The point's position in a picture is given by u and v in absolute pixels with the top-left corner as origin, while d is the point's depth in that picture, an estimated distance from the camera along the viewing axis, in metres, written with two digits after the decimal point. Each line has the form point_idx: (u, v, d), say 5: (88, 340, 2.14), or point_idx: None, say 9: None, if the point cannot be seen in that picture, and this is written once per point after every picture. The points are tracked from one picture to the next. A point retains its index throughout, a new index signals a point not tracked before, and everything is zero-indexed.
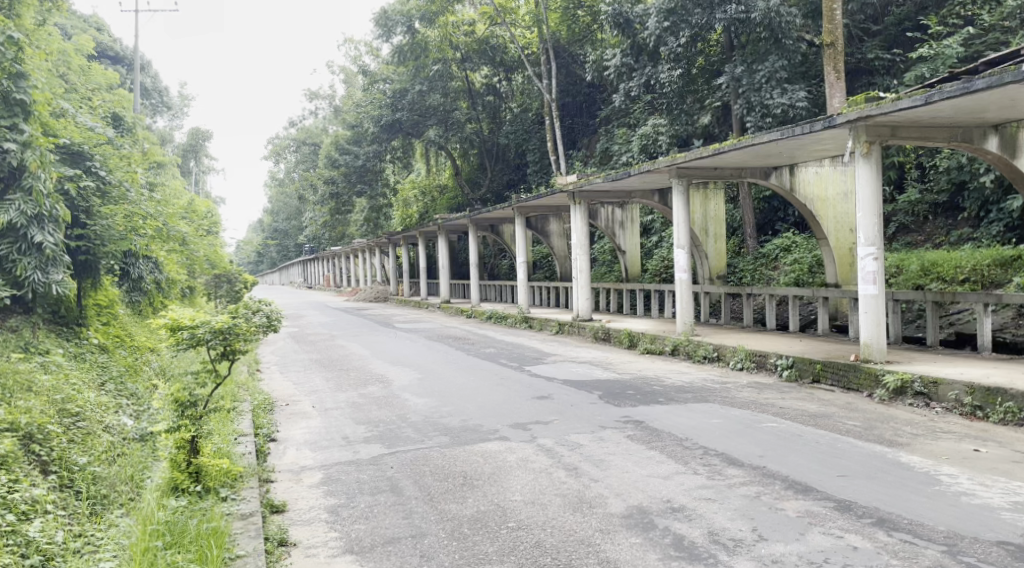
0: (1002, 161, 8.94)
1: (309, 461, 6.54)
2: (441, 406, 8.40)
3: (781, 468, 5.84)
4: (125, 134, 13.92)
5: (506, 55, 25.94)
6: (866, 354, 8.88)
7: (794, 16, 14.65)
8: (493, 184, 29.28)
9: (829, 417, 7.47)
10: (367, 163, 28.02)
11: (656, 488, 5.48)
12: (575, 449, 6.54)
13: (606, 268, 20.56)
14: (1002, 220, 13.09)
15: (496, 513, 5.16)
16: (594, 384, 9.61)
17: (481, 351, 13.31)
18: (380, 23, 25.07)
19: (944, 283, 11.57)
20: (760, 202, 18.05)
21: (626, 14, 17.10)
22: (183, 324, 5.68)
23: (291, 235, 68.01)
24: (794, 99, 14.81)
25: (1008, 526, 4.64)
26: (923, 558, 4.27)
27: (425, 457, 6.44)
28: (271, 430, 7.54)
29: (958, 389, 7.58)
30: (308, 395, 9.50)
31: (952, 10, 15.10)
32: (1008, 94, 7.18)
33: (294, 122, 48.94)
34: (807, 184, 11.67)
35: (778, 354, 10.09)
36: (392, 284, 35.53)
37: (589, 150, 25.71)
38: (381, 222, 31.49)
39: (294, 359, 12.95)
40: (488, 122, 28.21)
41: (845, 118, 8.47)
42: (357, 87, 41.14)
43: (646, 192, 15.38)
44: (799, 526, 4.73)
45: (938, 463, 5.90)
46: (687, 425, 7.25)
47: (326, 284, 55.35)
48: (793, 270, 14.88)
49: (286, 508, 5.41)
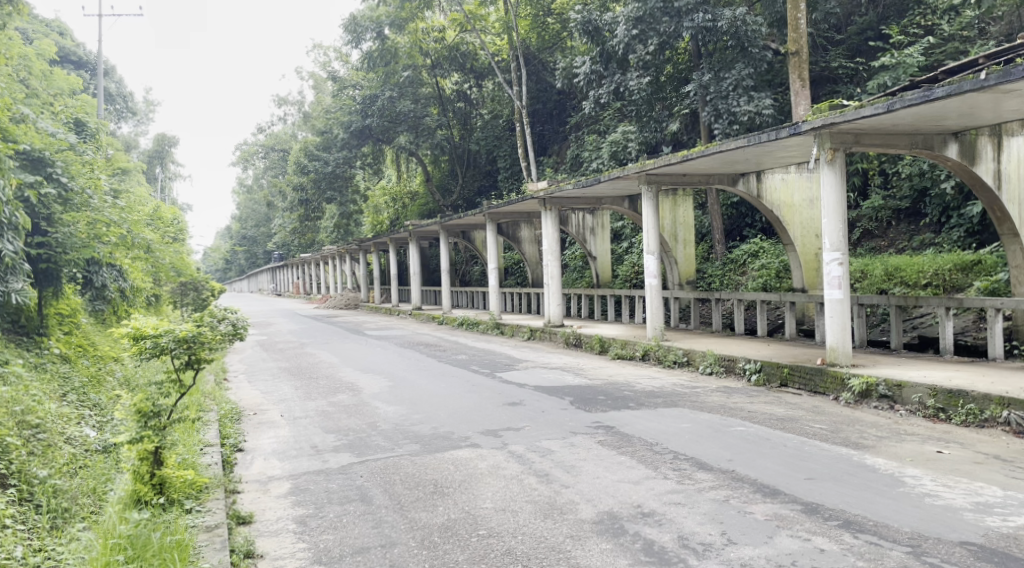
0: (964, 169, 9.05)
1: (277, 471, 6.46)
2: (412, 414, 8.35)
3: (750, 471, 5.88)
4: (88, 140, 13.67)
5: (476, 61, 26.14)
6: (832, 358, 8.98)
7: (759, 25, 14.92)
8: (465, 191, 29.18)
9: (796, 421, 7.56)
10: (337, 170, 27.81)
11: (627, 494, 5.49)
12: (546, 455, 6.53)
13: (578, 275, 20.69)
14: (963, 225, 13.32)
15: (466, 521, 5.14)
16: (565, 389, 9.64)
17: (453, 357, 13.26)
18: (349, 29, 24.98)
19: (908, 288, 11.80)
20: (728, 208, 18.32)
21: (594, 22, 17.17)
22: (146, 332, 5.58)
23: (259, 243, 67.42)
24: (760, 106, 14.98)
25: (971, 526, 4.72)
26: (888, 559, 4.32)
27: (395, 466, 6.40)
28: (238, 439, 7.44)
29: (921, 392, 7.70)
30: (277, 404, 9.39)
31: (912, 20, 15.44)
32: (966, 100, 7.28)
33: (263, 127, 48.60)
34: (774, 190, 11.85)
35: (746, 358, 10.19)
36: (364, 291, 35.28)
37: (560, 157, 25.84)
38: (351, 228, 31.39)
39: (263, 367, 12.83)
40: (458, 129, 28.20)
41: (811, 126, 8.57)
42: (327, 93, 41.06)
43: (615, 198, 15.43)
44: (768, 529, 4.78)
45: (902, 464, 6.00)
46: (657, 430, 7.29)
47: (296, 291, 54.82)
48: (761, 275, 15.07)
49: (253, 519, 5.33)
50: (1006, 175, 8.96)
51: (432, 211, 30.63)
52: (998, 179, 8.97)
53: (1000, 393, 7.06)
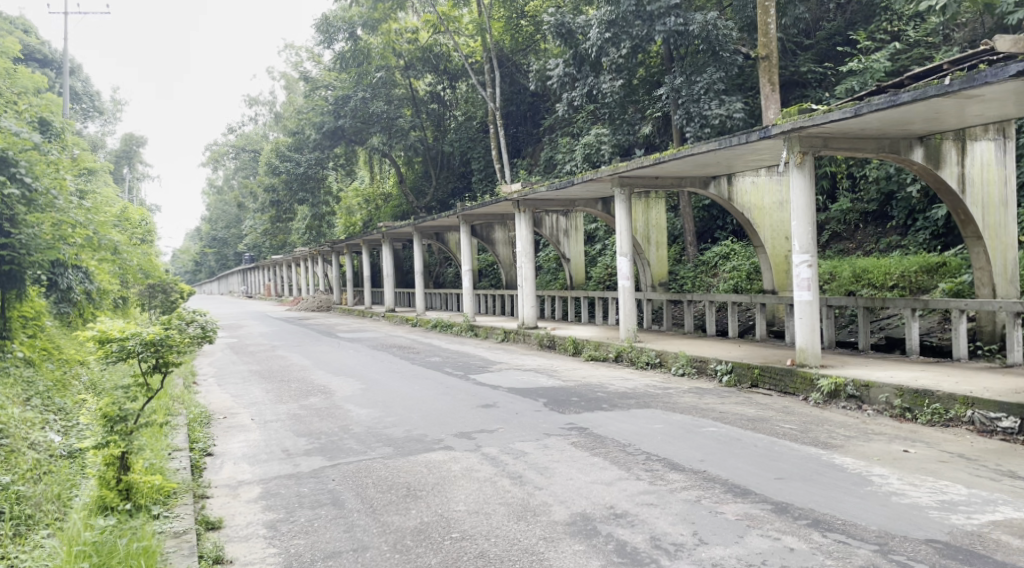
0: (929, 174, 9.19)
1: (247, 475, 6.39)
2: (385, 417, 8.30)
3: (721, 472, 5.93)
4: (53, 140, 13.48)
5: (450, 63, 26.10)
6: (802, 359, 9.10)
7: (730, 29, 15.09)
8: (438, 192, 29.11)
9: (767, 421, 7.64)
10: (309, 170, 27.59)
11: (600, 495, 5.50)
12: (519, 457, 6.54)
13: (552, 277, 20.74)
14: (928, 228, 13.57)
15: (439, 524, 5.12)
16: (538, 391, 9.65)
17: (426, 359, 13.21)
18: (321, 29, 24.94)
19: (875, 289, 11.99)
20: (699, 211, 18.50)
21: (568, 25, 17.24)
22: (112, 336, 5.48)
23: (230, 245, 66.72)
24: (731, 110, 15.16)
25: (936, 524, 4.80)
26: (856, 557, 4.38)
27: (367, 469, 6.36)
28: (207, 444, 7.35)
29: (888, 392, 7.82)
30: (247, 407, 9.28)
31: (880, 26, 15.73)
32: (932, 106, 7.43)
33: (233, 128, 48.13)
34: (744, 193, 11.98)
35: (717, 359, 10.28)
36: (336, 293, 35.02)
37: (534, 159, 25.89)
38: (323, 229, 31.16)
39: (233, 370, 12.68)
40: (432, 131, 28.15)
41: (780, 129, 8.69)
42: (298, 94, 40.77)
43: (589, 201, 15.57)
44: (738, 529, 4.83)
45: (869, 464, 6.09)
46: (629, 431, 7.33)
47: (268, 293, 54.23)
48: (732, 277, 15.21)
49: (222, 524, 5.27)
50: (969, 179, 9.16)
51: (406, 213, 30.47)
52: (962, 183, 9.16)
53: (964, 393, 7.18)
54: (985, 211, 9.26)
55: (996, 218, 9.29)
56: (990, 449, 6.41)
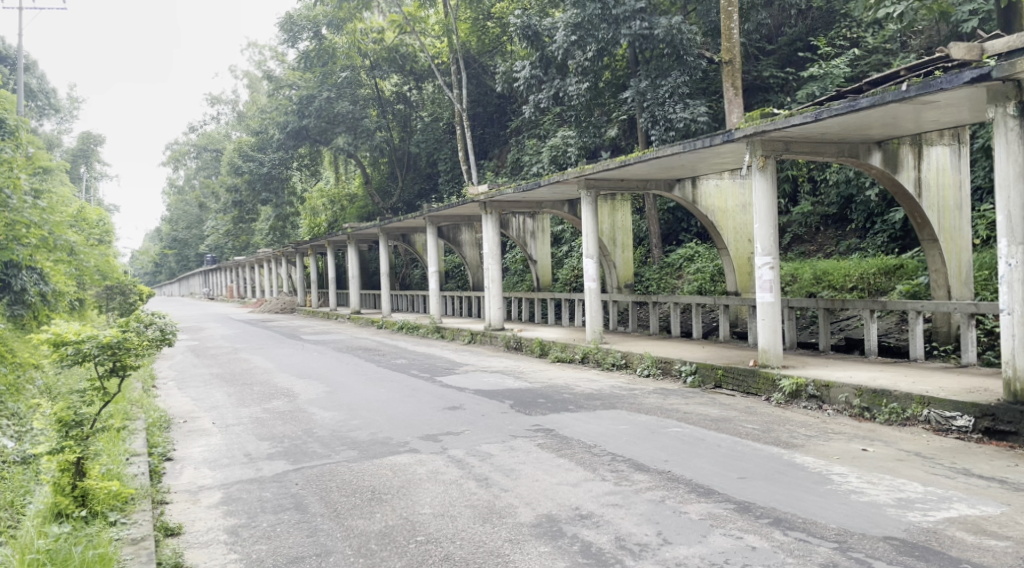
0: (887, 178, 9.37)
1: (208, 480, 6.29)
2: (350, 420, 8.24)
3: (685, 472, 5.98)
4: (6, 138, 13.07)
5: (416, 64, 26.03)
6: (764, 359, 9.21)
7: (694, 34, 15.21)
8: (404, 194, 28.99)
9: (730, 421, 7.73)
10: (272, 171, 27.27)
11: (566, 496, 5.52)
12: (485, 459, 6.52)
13: (518, 279, 20.78)
14: (886, 230, 13.86)
15: (404, 527, 5.08)
16: (505, 393, 9.63)
17: (392, 362, 13.12)
18: (285, 28, 24.82)
19: (835, 291, 12.21)
20: (664, 213, 18.67)
21: (534, 27, 17.25)
22: (67, 338, 5.35)
23: (191, 245, 65.64)
24: (695, 113, 15.29)
25: (893, 521, 4.90)
26: (817, 555, 4.43)
27: (331, 473, 6.29)
28: (167, 448, 7.22)
29: (847, 392, 7.96)
30: (208, 411, 9.13)
31: (839, 32, 16.04)
32: (889, 111, 7.59)
33: (194, 127, 47.50)
34: (709, 196, 12.11)
35: (681, 360, 10.37)
36: (301, 294, 34.63)
37: (501, 160, 25.95)
38: (287, 229, 30.82)
39: (194, 373, 12.48)
40: (398, 131, 28.01)
41: (743, 133, 8.80)
42: (262, 93, 40.33)
43: (555, 203, 15.63)
44: (702, 528, 4.87)
45: (830, 462, 6.19)
46: (595, 432, 7.36)
47: (230, 295, 53.45)
48: (697, 279, 15.37)
49: (182, 530, 5.18)
50: (926, 183, 9.38)
51: (371, 213, 30.23)
52: (919, 187, 9.36)
53: (921, 393, 7.33)
54: (941, 215, 9.48)
55: (951, 221, 9.53)
56: (946, 447, 6.55)
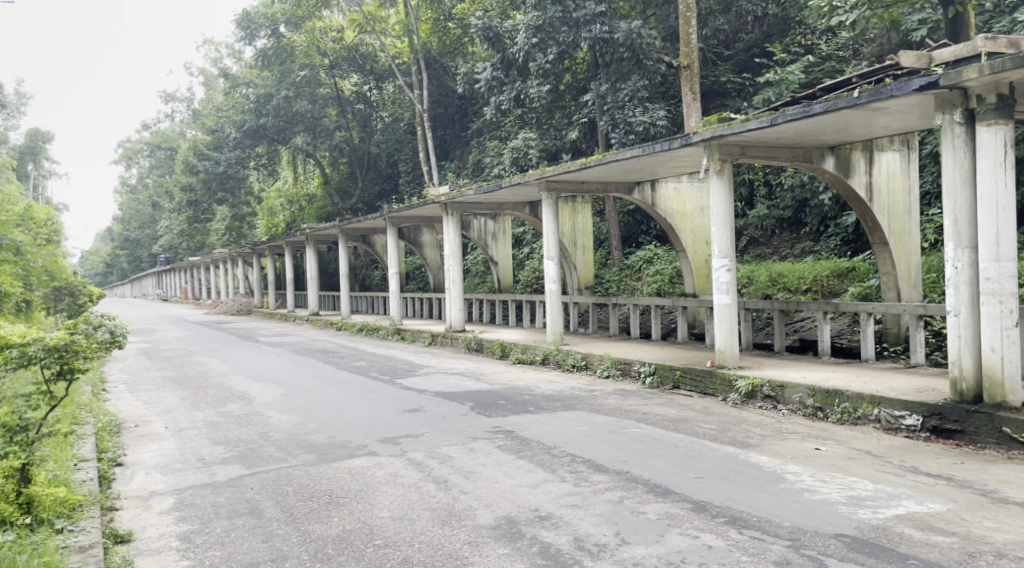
0: (840, 182, 9.56)
1: (160, 486, 6.15)
2: (307, 423, 8.13)
3: (643, 471, 6.04)
4: None
5: (376, 63, 25.84)
6: (721, 360, 9.32)
7: (653, 38, 15.37)
8: (364, 194, 28.78)
9: (687, 421, 7.81)
10: (229, 170, 26.82)
11: (525, 497, 5.53)
12: (445, 461, 6.49)
13: (479, 281, 20.76)
14: (839, 234, 14.21)
15: (362, 531, 5.03)
16: (466, 395, 9.60)
17: (351, 364, 12.98)
18: (242, 25, 24.32)
19: (790, 293, 12.43)
20: (624, 216, 18.91)
21: (495, 29, 17.26)
22: (11, 341, 5.19)
23: (143, 245, 64.24)
24: (655, 117, 15.47)
25: (844, 518, 5.00)
26: (771, 553, 4.50)
27: (288, 477, 6.21)
28: (117, 453, 7.05)
29: (802, 392, 8.12)
30: (160, 415, 8.93)
31: (794, 39, 16.37)
32: (842, 117, 7.74)
33: (148, 124, 46.61)
34: (667, 200, 12.24)
35: (640, 362, 10.45)
36: (257, 295, 34.11)
37: (462, 162, 25.97)
38: (244, 229, 30.34)
39: (147, 376, 12.21)
40: (358, 131, 27.81)
41: (701, 137, 8.91)
42: (218, 91, 39.71)
43: (516, 205, 15.67)
44: (659, 527, 4.92)
45: (784, 461, 6.29)
46: (555, 433, 7.37)
47: (184, 296, 52.43)
48: (656, 281, 15.52)
49: (132, 537, 5.06)
50: (876, 188, 9.60)
51: (330, 214, 29.97)
52: (870, 191, 9.57)
53: (871, 392, 7.50)
54: (891, 219, 9.71)
55: (901, 225, 9.77)
56: (896, 445, 6.71)
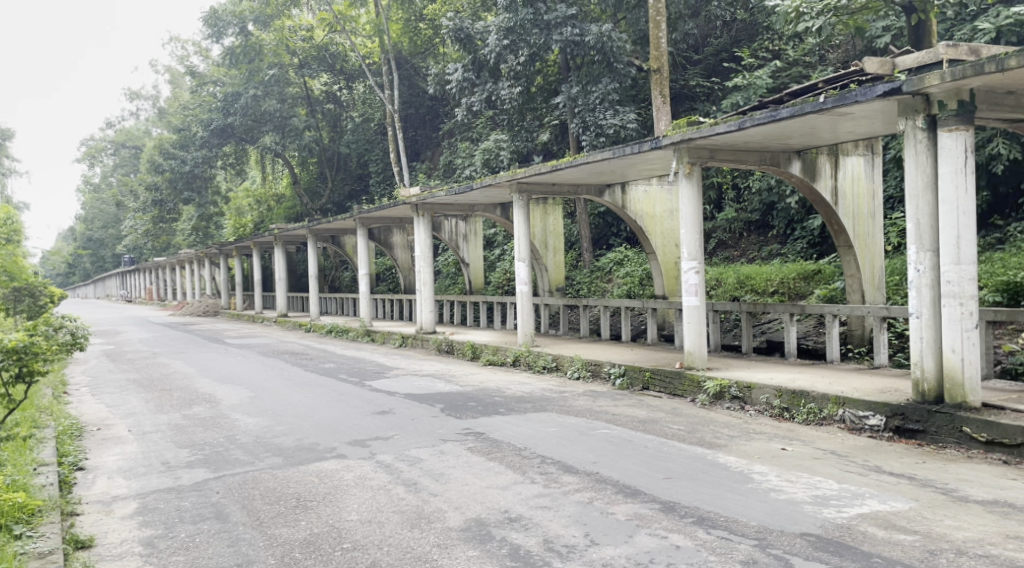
0: (806, 186, 9.70)
1: (123, 490, 6.04)
2: (275, 426, 8.04)
3: (612, 472, 6.06)
4: None
5: (346, 63, 25.63)
6: (690, 362, 9.39)
7: (624, 41, 15.46)
8: (334, 195, 28.59)
9: (656, 422, 7.86)
10: (195, 169, 26.39)
11: (494, 499, 5.52)
12: (414, 464, 6.46)
13: (450, 282, 20.70)
14: (806, 237, 14.45)
15: (330, 534, 4.99)
16: (436, 396, 9.57)
17: (320, 366, 12.86)
18: (210, 23, 24.21)
19: (757, 295, 12.57)
20: (595, 218, 19.05)
21: (467, 31, 17.34)
22: None
23: (107, 245, 63.15)
24: (625, 120, 15.57)
25: (809, 517, 5.06)
26: (737, 552, 4.54)
27: (254, 480, 6.13)
28: (78, 458, 6.90)
29: (768, 393, 8.22)
30: (123, 418, 8.77)
31: (762, 45, 16.60)
32: (809, 121, 7.84)
33: (112, 122, 45.91)
34: (637, 202, 12.33)
35: (610, 363, 10.50)
36: (224, 297, 33.66)
37: (433, 163, 26.05)
38: (210, 229, 29.95)
39: (109, 378, 11.97)
40: (328, 131, 27.61)
41: (670, 140, 8.98)
42: (184, 89, 39.22)
43: (487, 206, 15.68)
44: (628, 528, 4.93)
45: (751, 462, 6.35)
46: (525, 435, 7.38)
47: (149, 296, 51.57)
48: (625, 283, 15.61)
49: (93, 543, 4.96)
50: (841, 192, 9.75)
51: (299, 214, 29.74)
52: (835, 195, 9.72)
53: (837, 393, 7.61)
54: (856, 222, 9.86)
55: (865, 228, 9.93)
56: (860, 445, 6.81)
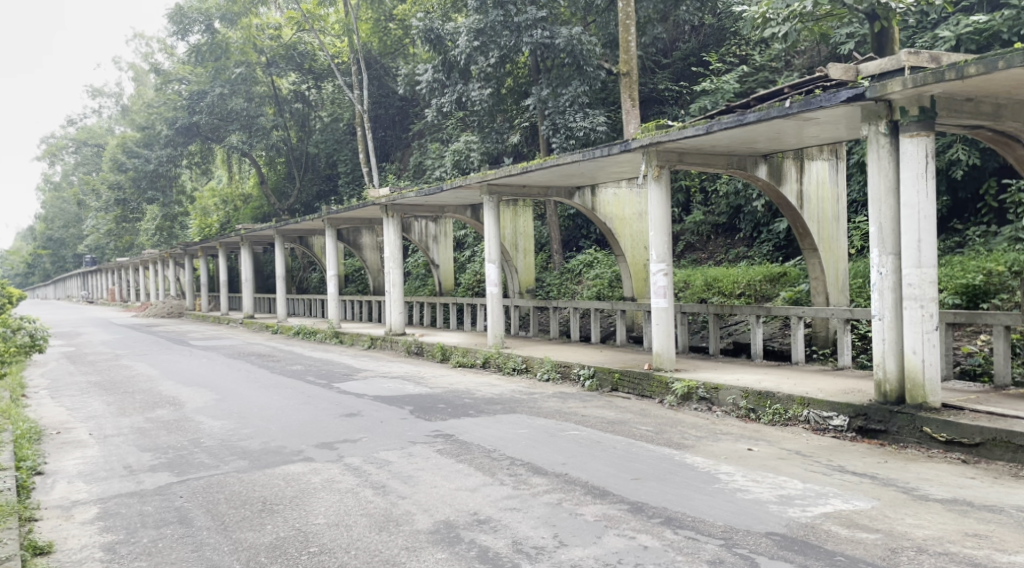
0: (772, 190, 9.82)
1: (83, 495, 5.91)
2: (241, 429, 7.93)
3: (581, 473, 6.08)
4: None
5: (315, 62, 25.40)
6: (658, 363, 9.46)
7: (594, 44, 15.55)
8: (302, 195, 28.32)
9: (625, 423, 7.91)
10: (159, 168, 25.87)
11: (463, 501, 5.50)
12: (383, 466, 6.42)
13: (421, 283, 20.63)
14: (771, 240, 14.65)
15: (296, 538, 4.94)
16: (405, 398, 9.51)
17: (287, 368, 12.73)
18: (175, 19, 23.75)
19: (724, 296, 12.69)
20: (565, 219, 19.11)
21: (437, 31, 17.05)
22: None
23: (68, 245, 61.85)
24: (594, 123, 15.63)
25: (775, 517, 5.12)
26: (705, 552, 4.58)
27: (220, 483, 6.05)
28: (37, 462, 6.75)
29: (735, 393, 8.31)
30: (84, 421, 8.59)
31: (729, 50, 16.78)
32: (775, 125, 7.94)
33: (73, 120, 44.99)
34: (607, 204, 12.40)
35: (580, 365, 10.54)
36: (189, 298, 33.15)
37: (402, 164, 25.97)
38: (175, 229, 29.47)
39: (70, 381, 11.73)
40: (296, 130, 27.37)
41: (639, 142, 9.04)
42: (149, 86, 38.62)
43: (458, 207, 15.65)
44: (597, 529, 4.95)
45: (718, 462, 6.42)
46: (494, 436, 7.37)
47: (110, 297, 50.57)
48: (595, 285, 15.65)
49: (52, 549, 4.85)
50: (807, 196, 9.90)
51: (267, 214, 29.43)
52: (801, 199, 9.86)
53: (802, 394, 7.71)
54: (820, 226, 10.01)
55: (830, 232, 10.08)
56: (825, 445, 6.91)
